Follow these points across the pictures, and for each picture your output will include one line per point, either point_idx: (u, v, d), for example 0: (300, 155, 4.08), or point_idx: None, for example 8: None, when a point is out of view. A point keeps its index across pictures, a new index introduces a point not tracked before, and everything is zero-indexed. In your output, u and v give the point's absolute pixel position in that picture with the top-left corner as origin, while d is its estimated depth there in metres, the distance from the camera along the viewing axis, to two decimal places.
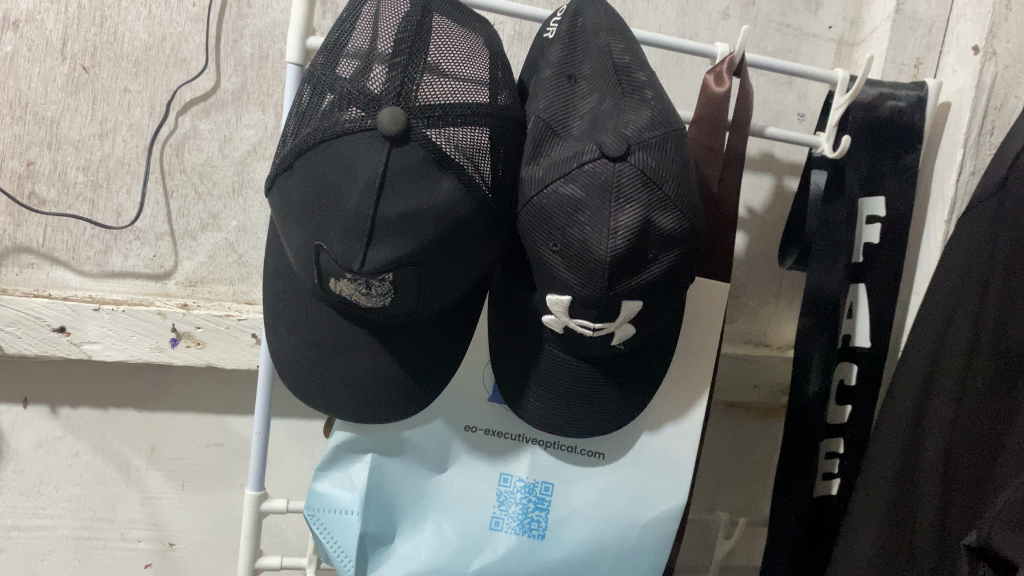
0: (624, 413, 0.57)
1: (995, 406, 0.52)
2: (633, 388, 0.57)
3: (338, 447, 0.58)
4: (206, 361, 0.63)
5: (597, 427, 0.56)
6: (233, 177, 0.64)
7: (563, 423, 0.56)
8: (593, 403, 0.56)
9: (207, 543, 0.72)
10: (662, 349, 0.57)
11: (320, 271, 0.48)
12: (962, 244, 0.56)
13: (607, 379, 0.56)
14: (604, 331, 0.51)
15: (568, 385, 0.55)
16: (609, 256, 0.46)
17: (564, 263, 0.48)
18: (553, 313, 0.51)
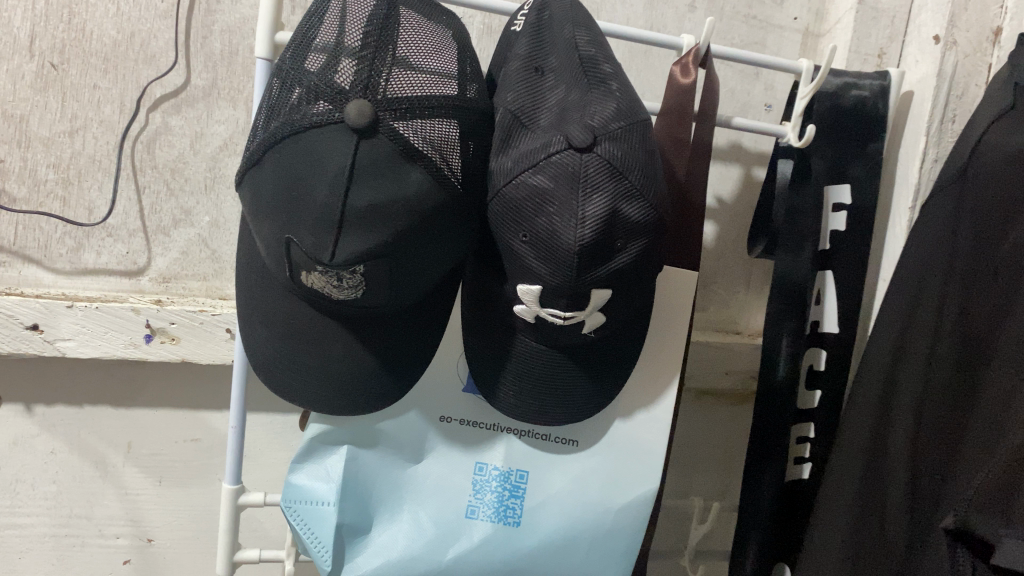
0: (596, 401, 0.58)
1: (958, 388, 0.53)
2: (606, 376, 0.57)
3: (314, 439, 0.59)
4: (181, 356, 0.64)
5: (569, 414, 0.57)
6: (205, 173, 0.64)
7: (536, 412, 0.57)
8: (565, 391, 0.56)
9: (185, 538, 0.72)
10: (634, 337, 0.58)
11: (291, 264, 0.48)
12: (926, 229, 0.57)
13: (580, 367, 0.56)
14: (575, 320, 0.52)
15: (541, 374, 0.56)
16: (577, 247, 0.47)
17: (534, 253, 0.48)
18: (524, 303, 0.52)
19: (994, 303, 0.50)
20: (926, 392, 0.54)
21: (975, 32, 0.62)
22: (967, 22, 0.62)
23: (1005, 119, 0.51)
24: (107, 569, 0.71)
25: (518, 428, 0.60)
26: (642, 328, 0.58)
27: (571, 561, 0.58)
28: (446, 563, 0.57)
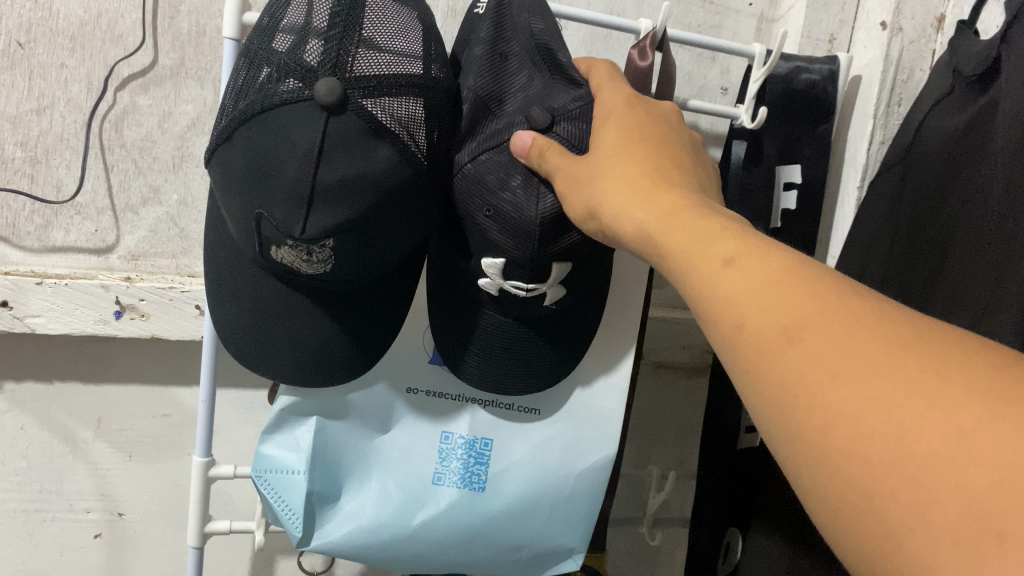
0: (557, 371, 0.60)
1: None
2: (565, 344, 0.60)
3: (283, 411, 0.59)
4: (151, 332, 0.65)
5: (532, 386, 0.60)
6: (173, 152, 0.65)
7: (500, 383, 0.59)
8: (528, 362, 0.59)
9: (156, 512, 0.73)
10: (589, 307, 0.60)
11: (261, 237, 0.49)
12: (870, 207, 0.60)
13: (539, 338, 0.59)
14: (539, 292, 0.54)
15: (505, 346, 0.58)
16: (540, 220, 0.49)
17: (497, 226, 0.50)
18: (488, 278, 0.53)
19: (925, 280, 0.53)
20: None
21: (920, 19, 0.64)
22: (913, 9, 0.64)
23: (944, 102, 0.54)
24: (77, 543, 0.72)
25: (483, 399, 0.62)
26: (599, 300, 0.61)
27: (535, 526, 0.61)
28: (413, 527, 0.59)
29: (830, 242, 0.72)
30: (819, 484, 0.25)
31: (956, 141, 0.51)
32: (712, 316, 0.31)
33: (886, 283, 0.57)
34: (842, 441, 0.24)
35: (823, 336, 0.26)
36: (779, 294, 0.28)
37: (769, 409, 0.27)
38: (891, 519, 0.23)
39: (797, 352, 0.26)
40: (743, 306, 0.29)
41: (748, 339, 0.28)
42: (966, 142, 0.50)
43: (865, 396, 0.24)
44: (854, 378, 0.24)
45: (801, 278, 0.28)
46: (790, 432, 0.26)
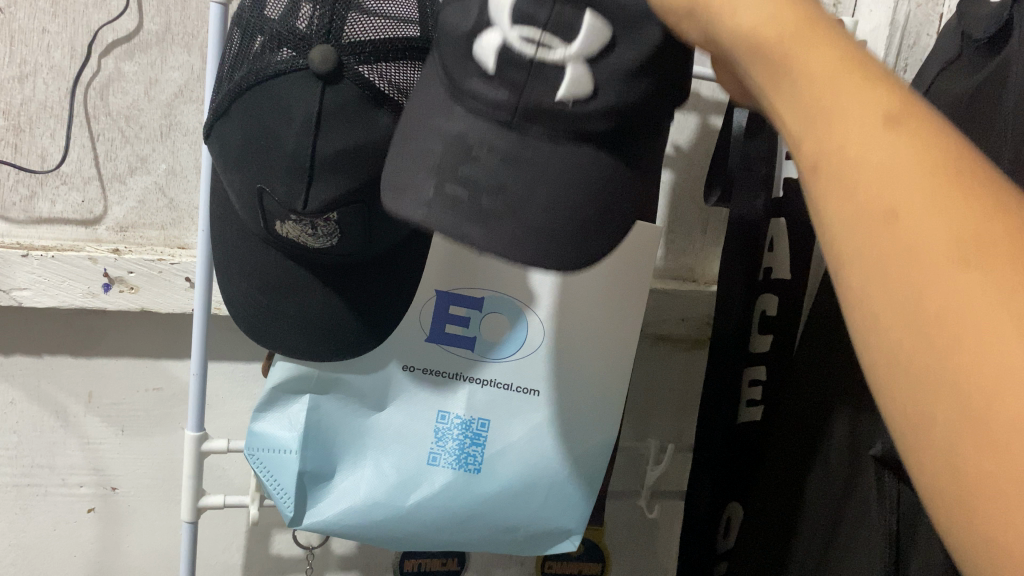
0: (562, 235, 0.39)
1: None
2: (562, 207, 0.38)
3: (274, 388, 0.59)
4: (141, 305, 0.64)
5: (500, 236, 0.37)
6: (160, 120, 0.63)
7: (489, 215, 0.37)
8: (523, 205, 0.38)
9: (150, 486, 0.72)
10: (611, 187, 0.40)
11: (265, 214, 0.49)
12: None
13: (551, 174, 0.38)
14: (549, 56, 0.36)
15: (494, 167, 0.38)
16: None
17: None
18: (490, 28, 0.36)
19: None
20: None
21: None
22: None
23: (953, 67, 0.52)
24: (71, 517, 0.72)
25: (482, 378, 0.61)
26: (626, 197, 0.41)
27: (531, 503, 0.60)
28: (407, 508, 0.58)
29: None
30: (866, 296, 0.24)
31: (964, 106, 0.49)
32: (810, 134, 0.26)
33: None
34: (932, 325, 0.22)
35: (937, 213, 0.22)
36: (894, 141, 0.24)
37: (827, 214, 0.25)
38: (946, 340, 0.21)
39: (926, 238, 0.22)
40: (848, 145, 0.24)
41: (819, 149, 0.25)
42: (974, 107, 0.48)
43: (960, 226, 0.22)
44: (942, 212, 0.22)
45: (925, 133, 0.24)
46: (845, 242, 0.25)
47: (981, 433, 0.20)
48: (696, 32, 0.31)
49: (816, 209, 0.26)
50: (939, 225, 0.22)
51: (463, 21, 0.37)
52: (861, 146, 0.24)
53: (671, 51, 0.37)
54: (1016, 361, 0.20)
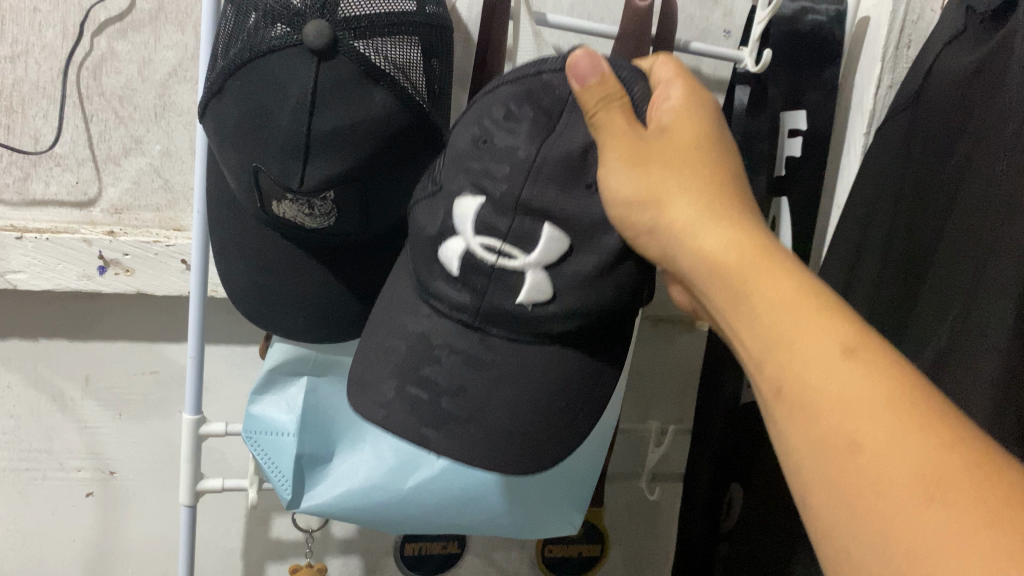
0: (514, 436, 0.46)
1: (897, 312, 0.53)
2: (521, 405, 0.46)
3: (272, 370, 0.60)
4: (136, 288, 0.63)
5: (459, 440, 0.46)
6: (154, 101, 0.63)
7: (453, 423, 0.46)
8: (484, 400, 0.46)
9: (149, 471, 0.72)
10: (579, 383, 0.47)
11: (262, 193, 0.48)
12: (877, 157, 0.56)
13: (506, 389, 0.46)
14: (509, 264, 0.42)
15: (457, 374, 0.46)
16: (538, 161, 0.41)
17: (485, 158, 0.42)
18: (456, 236, 0.42)
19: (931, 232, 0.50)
20: (874, 307, 0.55)
21: None
22: None
23: (959, 41, 0.51)
24: (69, 502, 0.71)
25: None
26: (593, 381, 0.48)
27: (528, 485, 0.60)
28: (407, 491, 0.58)
29: (836, 190, 0.69)
30: (830, 510, 0.27)
31: (969, 82, 0.48)
32: (761, 354, 0.31)
33: (892, 234, 0.55)
34: (871, 510, 0.26)
35: (867, 427, 0.26)
36: (825, 353, 0.28)
37: (790, 438, 0.29)
38: (914, 554, 0.24)
39: (867, 443, 0.26)
40: (787, 366, 0.29)
41: (783, 378, 0.30)
42: (979, 82, 0.47)
43: (918, 465, 0.25)
44: (894, 442, 0.26)
45: (858, 349, 0.28)
46: (810, 466, 0.28)
47: None
48: (655, 247, 0.37)
49: (783, 432, 0.30)
50: (873, 429, 0.26)
51: (429, 226, 0.44)
52: (817, 384, 0.28)
53: (623, 268, 0.43)
54: (939, 538, 0.24)
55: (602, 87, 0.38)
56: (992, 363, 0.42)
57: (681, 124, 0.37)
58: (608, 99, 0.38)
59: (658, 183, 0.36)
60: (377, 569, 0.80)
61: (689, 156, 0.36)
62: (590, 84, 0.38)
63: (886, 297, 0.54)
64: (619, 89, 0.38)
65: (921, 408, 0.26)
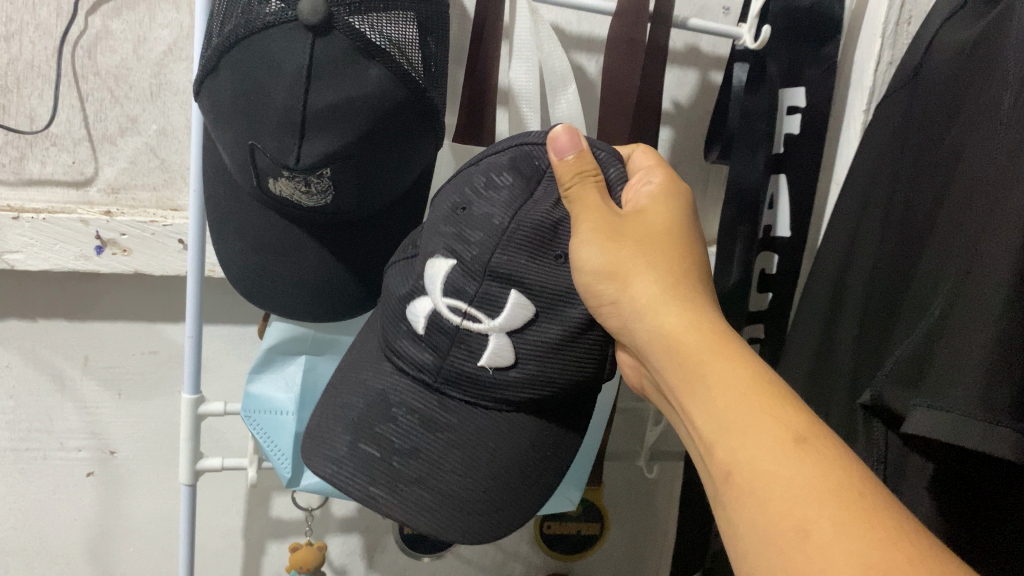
0: (464, 498, 0.44)
1: (891, 293, 0.53)
2: (478, 471, 0.44)
3: (270, 349, 0.59)
4: (134, 267, 0.63)
5: (411, 502, 0.43)
6: (150, 80, 0.62)
7: (401, 480, 0.44)
8: (433, 460, 0.44)
9: (149, 450, 0.72)
10: (534, 457, 0.46)
11: (257, 171, 0.48)
12: (876, 140, 0.57)
13: (458, 454, 0.44)
14: (472, 326, 0.43)
15: (411, 432, 0.45)
16: (510, 229, 0.43)
17: (463, 222, 0.44)
18: (426, 293, 0.43)
19: (928, 208, 0.50)
20: (871, 285, 0.55)
21: None
22: None
23: (959, 15, 0.51)
24: (70, 481, 0.72)
25: None
26: (547, 456, 0.47)
27: None
28: None
29: (834, 168, 0.69)
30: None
31: (968, 57, 0.48)
32: (715, 437, 0.33)
33: (889, 210, 0.54)
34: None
35: (810, 504, 0.29)
36: (773, 438, 0.31)
37: (739, 526, 0.31)
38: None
39: (807, 519, 0.28)
40: (738, 447, 0.32)
41: (736, 464, 0.32)
42: (979, 57, 0.47)
43: (864, 552, 0.26)
44: (843, 530, 0.27)
45: (805, 434, 0.31)
46: (757, 552, 0.29)
47: None
48: (618, 319, 0.40)
49: (732, 520, 0.31)
50: (817, 506, 0.28)
51: (404, 286, 0.45)
52: (772, 470, 0.30)
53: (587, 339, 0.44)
54: None
55: (578, 163, 0.42)
56: (990, 329, 0.37)
57: (658, 214, 0.42)
58: (584, 175, 0.42)
59: (625, 257, 0.39)
60: (377, 547, 0.80)
61: (661, 244, 0.40)
62: (570, 158, 0.43)
63: (883, 276, 0.54)
64: (592, 166, 0.43)
65: (868, 501, 0.28)
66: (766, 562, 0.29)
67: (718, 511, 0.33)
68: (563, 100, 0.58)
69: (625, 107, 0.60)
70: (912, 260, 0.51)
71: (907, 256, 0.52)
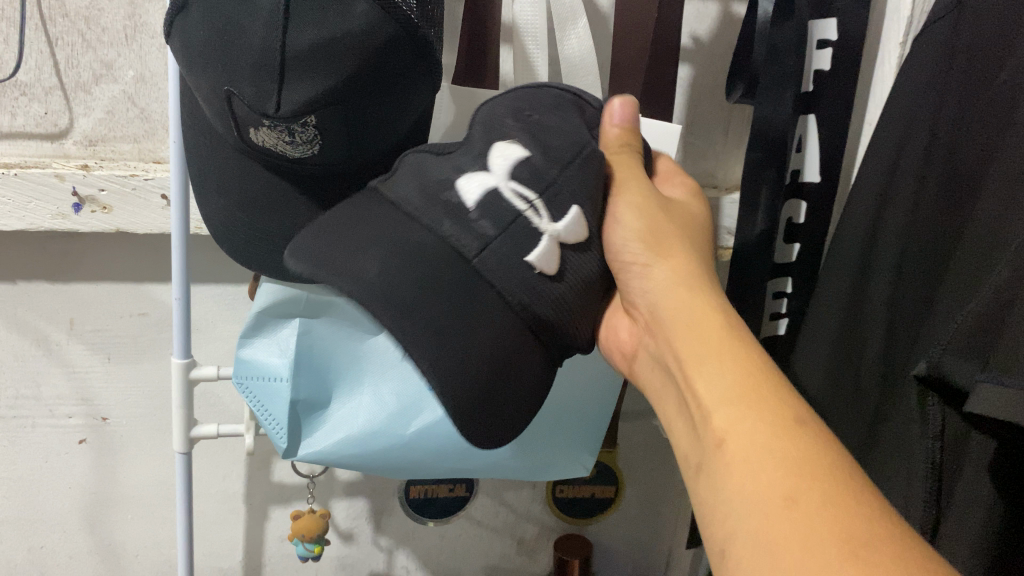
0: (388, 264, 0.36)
1: (937, 247, 0.49)
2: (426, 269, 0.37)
3: (261, 312, 0.56)
4: (116, 226, 0.59)
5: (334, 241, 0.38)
6: (124, 22, 0.57)
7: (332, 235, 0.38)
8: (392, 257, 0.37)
9: (143, 415, 0.69)
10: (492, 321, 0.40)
11: (237, 120, 0.44)
12: (914, 68, 0.51)
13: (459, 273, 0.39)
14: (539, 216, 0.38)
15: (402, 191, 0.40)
16: (587, 150, 0.41)
17: (530, 134, 0.40)
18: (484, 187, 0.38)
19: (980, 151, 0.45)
20: (909, 238, 0.51)
21: None
22: None
23: None
24: (62, 449, 0.69)
25: None
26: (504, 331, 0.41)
27: (541, 430, 0.57)
28: (406, 438, 0.54)
29: (867, 107, 0.64)
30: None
31: None
32: (714, 415, 0.33)
33: (930, 153, 0.49)
34: (791, 542, 0.26)
35: (775, 463, 0.29)
36: (761, 425, 0.31)
37: (721, 502, 0.30)
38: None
39: (789, 494, 0.28)
40: (735, 424, 0.32)
41: (734, 435, 0.31)
42: None
43: (800, 460, 0.29)
44: (794, 457, 0.29)
45: (789, 424, 0.31)
46: (727, 521, 0.30)
47: (786, 534, 0.27)
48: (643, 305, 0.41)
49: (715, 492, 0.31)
50: (792, 478, 0.28)
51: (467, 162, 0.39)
52: (769, 453, 0.30)
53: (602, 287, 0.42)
54: (813, 492, 0.28)
55: (625, 136, 0.44)
56: None
57: (686, 218, 0.44)
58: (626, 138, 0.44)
59: (668, 235, 0.41)
60: (384, 511, 0.78)
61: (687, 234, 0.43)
62: (617, 128, 0.44)
63: (924, 229, 0.50)
64: (636, 143, 0.44)
65: (808, 429, 0.31)
66: (738, 520, 0.29)
67: (700, 479, 0.33)
68: (573, 36, 0.53)
69: (641, 43, 0.55)
70: (963, 213, 0.47)
71: (956, 205, 0.48)
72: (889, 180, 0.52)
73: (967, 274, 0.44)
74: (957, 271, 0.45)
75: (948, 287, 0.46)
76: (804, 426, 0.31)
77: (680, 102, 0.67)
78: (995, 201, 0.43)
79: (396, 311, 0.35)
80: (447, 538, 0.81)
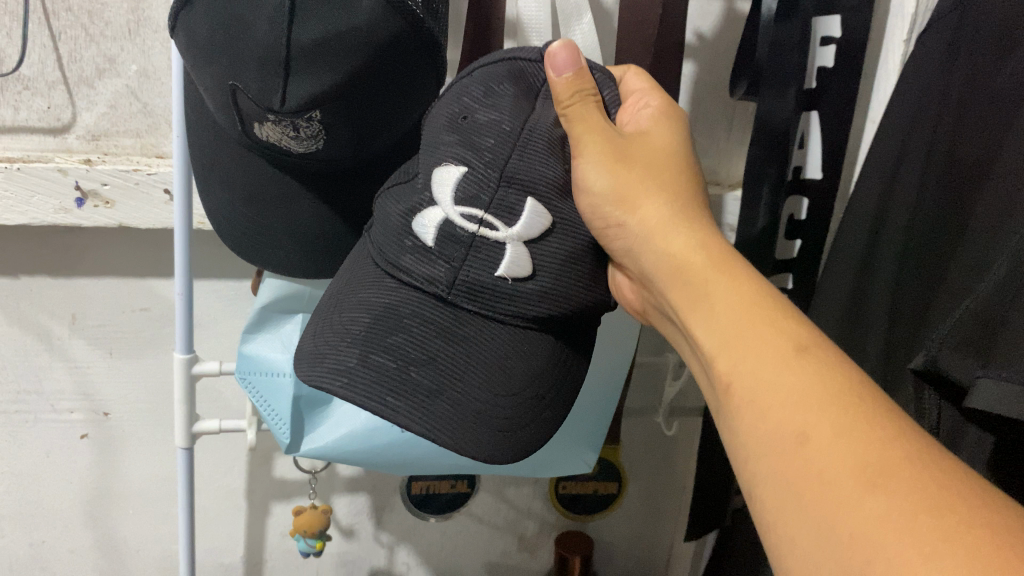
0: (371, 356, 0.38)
1: (935, 246, 0.48)
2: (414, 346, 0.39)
3: (265, 307, 0.56)
4: (118, 221, 0.59)
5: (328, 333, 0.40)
6: (127, 16, 0.57)
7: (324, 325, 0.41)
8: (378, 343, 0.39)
9: (144, 411, 0.69)
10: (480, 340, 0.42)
11: (241, 114, 0.44)
12: (917, 65, 0.51)
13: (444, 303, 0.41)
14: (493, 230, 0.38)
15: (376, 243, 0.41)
16: (523, 132, 0.40)
17: (461, 138, 0.39)
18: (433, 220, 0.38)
19: (983, 148, 0.45)
20: (911, 235, 0.51)
21: None
22: None
23: None
24: (63, 444, 0.69)
25: None
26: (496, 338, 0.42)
27: None
28: (410, 434, 0.54)
29: (870, 104, 0.63)
30: (779, 519, 0.28)
31: None
32: (719, 358, 0.33)
33: (933, 149, 0.49)
34: (820, 483, 0.26)
35: (787, 402, 0.29)
36: (765, 361, 0.31)
37: (745, 445, 0.30)
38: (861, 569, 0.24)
39: (807, 432, 0.28)
40: (740, 365, 0.32)
41: (739, 375, 0.31)
42: None
43: (808, 390, 0.29)
44: (803, 388, 0.29)
45: (791, 354, 0.30)
46: (754, 464, 0.30)
47: (814, 477, 0.27)
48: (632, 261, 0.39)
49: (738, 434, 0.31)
50: (805, 414, 0.28)
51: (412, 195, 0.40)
52: (778, 392, 0.29)
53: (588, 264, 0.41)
54: (827, 425, 0.27)
55: (573, 84, 0.40)
56: None
57: (661, 139, 0.41)
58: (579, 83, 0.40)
59: (640, 176, 0.39)
60: (385, 507, 0.78)
61: (663, 157, 0.40)
62: (564, 77, 0.40)
63: (925, 227, 0.49)
64: (592, 86, 0.41)
65: (813, 353, 0.30)
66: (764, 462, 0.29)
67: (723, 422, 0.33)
68: (578, 31, 0.53)
69: (645, 39, 0.55)
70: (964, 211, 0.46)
71: (955, 202, 0.47)
72: (892, 177, 0.52)
73: (968, 270, 0.44)
74: (958, 269, 0.45)
75: (949, 286, 0.46)
76: (807, 351, 0.30)
77: (683, 98, 0.67)
78: (997, 199, 0.43)
79: (393, 400, 0.38)
80: (448, 535, 0.81)
